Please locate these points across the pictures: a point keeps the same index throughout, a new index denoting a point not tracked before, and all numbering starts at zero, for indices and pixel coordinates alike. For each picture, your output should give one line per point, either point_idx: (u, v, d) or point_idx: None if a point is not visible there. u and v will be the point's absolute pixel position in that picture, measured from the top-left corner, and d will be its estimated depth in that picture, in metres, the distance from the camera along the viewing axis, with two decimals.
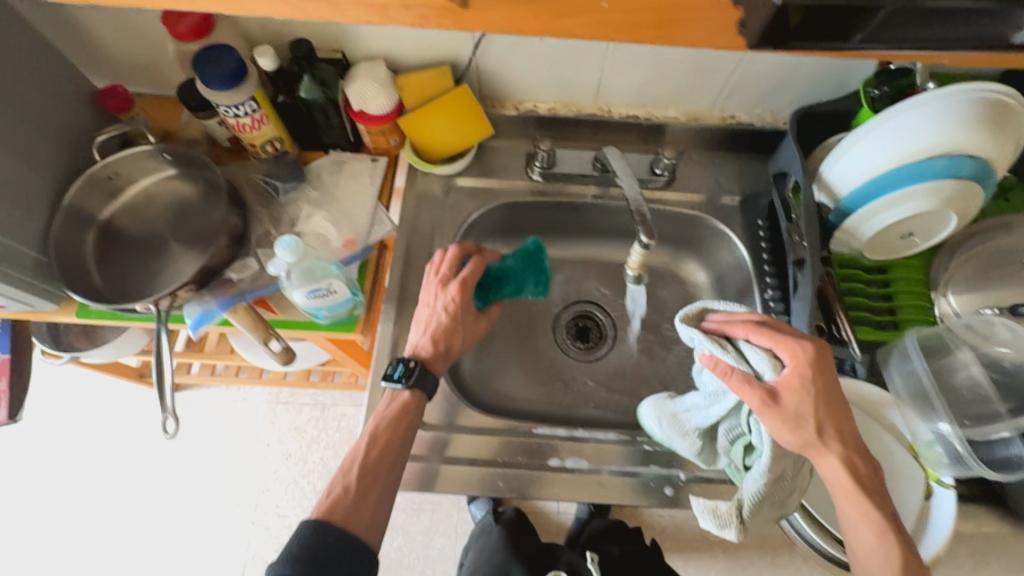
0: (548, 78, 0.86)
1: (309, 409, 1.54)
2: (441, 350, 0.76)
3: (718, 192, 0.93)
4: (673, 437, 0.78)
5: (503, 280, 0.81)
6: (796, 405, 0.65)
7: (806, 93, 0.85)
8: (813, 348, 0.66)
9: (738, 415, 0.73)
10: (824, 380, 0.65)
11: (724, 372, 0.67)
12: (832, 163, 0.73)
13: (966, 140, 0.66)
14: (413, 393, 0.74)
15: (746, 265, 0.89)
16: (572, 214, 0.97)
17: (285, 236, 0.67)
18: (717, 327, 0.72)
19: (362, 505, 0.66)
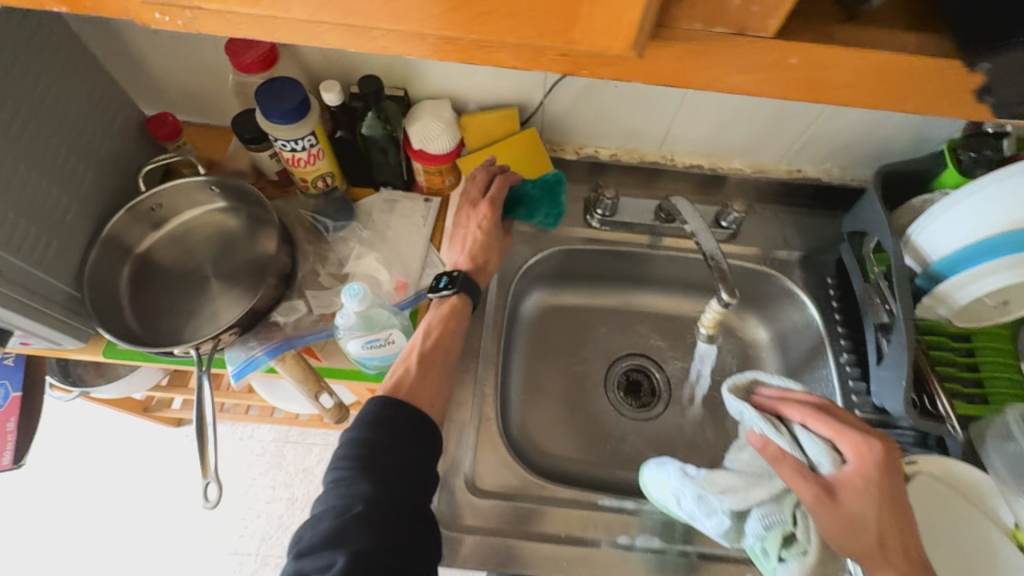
0: (615, 123, 0.83)
1: (319, 450, 1.45)
2: (479, 265, 0.76)
3: (781, 246, 0.89)
4: (697, 513, 0.63)
5: (517, 203, 0.81)
6: (856, 509, 0.57)
7: (881, 151, 0.82)
8: (880, 448, 0.59)
9: (780, 502, 0.60)
10: (888, 488, 0.58)
11: (774, 457, 0.59)
12: (923, 226, 0.70)
13: None
14: (460, 297, 0.73)
15: (815, 325, 0.84)
16: (627, 261, 0.92)
17: (355, 284, 0.62)
18: (770, 404, 0.67)
19: (422, 386, 0.65)
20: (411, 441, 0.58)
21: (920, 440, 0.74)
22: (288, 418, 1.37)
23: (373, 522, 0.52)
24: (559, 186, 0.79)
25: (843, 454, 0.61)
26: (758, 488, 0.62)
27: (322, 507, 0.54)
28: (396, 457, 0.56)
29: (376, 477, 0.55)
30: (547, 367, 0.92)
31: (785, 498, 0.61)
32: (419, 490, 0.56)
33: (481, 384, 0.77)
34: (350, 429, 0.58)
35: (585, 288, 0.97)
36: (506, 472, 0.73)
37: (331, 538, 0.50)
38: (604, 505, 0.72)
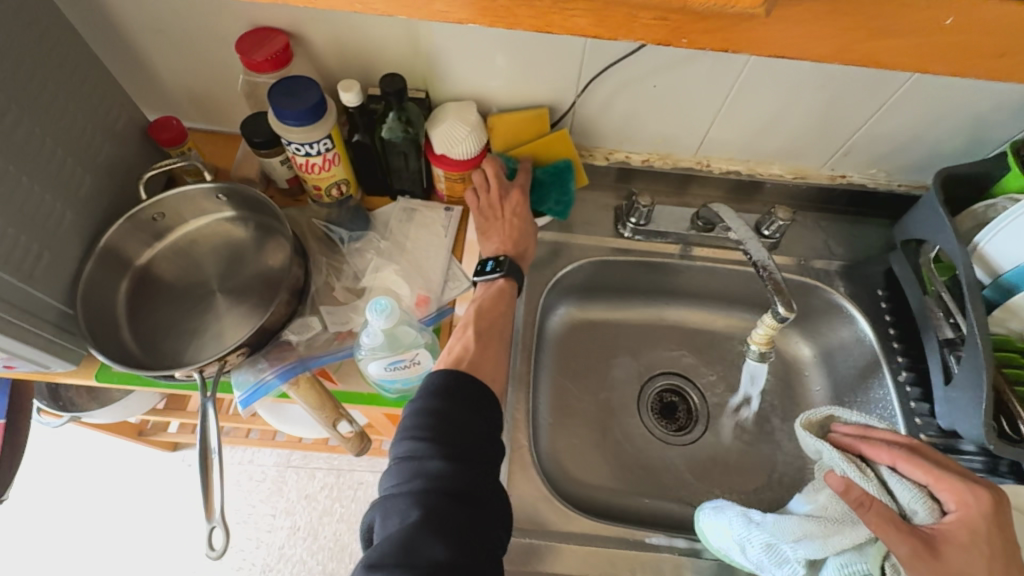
0: (650, 126, 0.78)
1: (323, 474, 1.37)
2: (519, 252, 0.74)
3: (824, 256, 0.84)
4: (766, 562, 0.60)
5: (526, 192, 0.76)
6: (960, 565, 0.52)
7: (931, 154, 0.77)
8: (987, 499, 0.55)
9: (864, 553, 0.56)
10: (995, 543, 0.54)
11: (860, 503, 0.54)
12: (992, 233, 0.65)
13: None
14: (507, 282, 0.70)
15: (868, 342, 0.78)
16: (658, 273, 0.87)
17: (382, 296, 0.56)
18: (851, 442, 0.64)
19: (483, 362, 0.62)
20: (477, 420, 0.53)
21: (994, 467, 0.68)
22: (291, 441, 1.29)
23: (447, 515, 0.47)
24: (569, 173, 0.76)
25: (943, 504, 0.57)
26: (839, 536, 0.57)
27: (391, 497, 0.49)
28: (466, 437, 0.51)
29: (447, 460, 0.49)
30: (576, 388, 0.86)
31: (871, 549, 0.56)
32: (489, 471, 0.52)
33: (512, 408, 0.70)
34: (412, 404, 0.53)
35: (614, 302, 0.91)
36: (542, 507, 0.66)
37: (409, 535, 0.45)
38: (652, 544, 0.65)
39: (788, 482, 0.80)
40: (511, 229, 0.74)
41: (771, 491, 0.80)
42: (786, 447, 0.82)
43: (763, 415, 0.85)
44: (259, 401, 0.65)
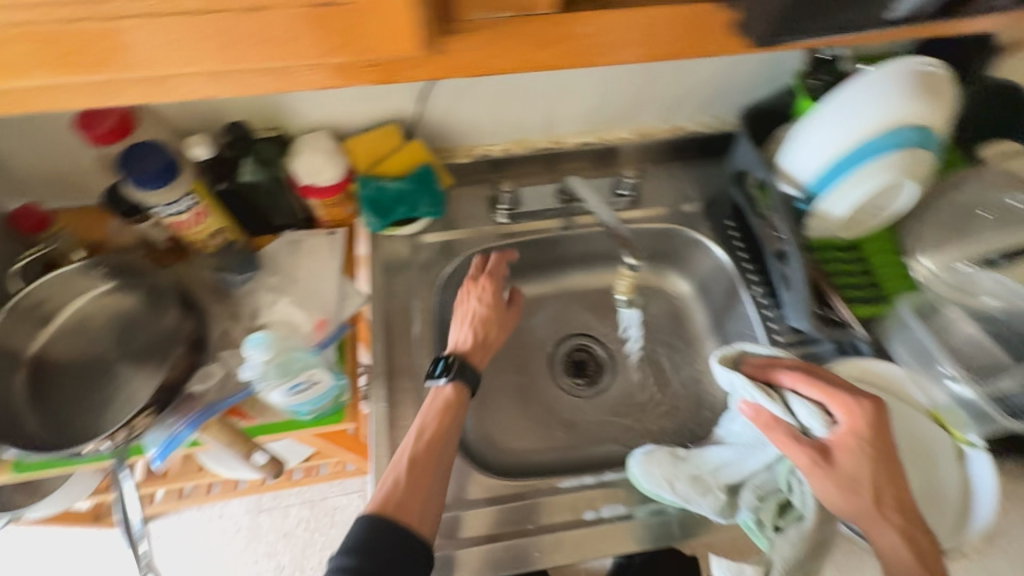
0: (497, 118, 0.85)
1: (297, 509, 1.40)
2: (479, 342, 0.77)
3: (683, 201, 0.93)
4: (692, 494, 0.68)
5: (396, 203, 0.79)
6: (849, 467, 0.62)
7: (744, 93, 0.87)
8: (870, 408, 0.64)
9: (774, 471, 0.69)
10: (878, 446, 0.63)
11: (767, 424, 0.66)
12: (785, 161, 0.77)
13: (894, 116, 0.69)
14: (457, 387, 0.71)
15: (727, 268, 0.89)
16: (544, 249, 0.94)
17: (255, 332, 0.63)
18: (760, 370, 0.70)
19: (413, 493, 0.63)
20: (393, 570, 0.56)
21: (838, 347, 0.80)
22: (254, 486, 1.30)
23: None
24: (430, 176, 0.81)
25: (835, 416, 0.65)
26: (753, 458, 0.70)
27: None
28: None
29: None
30: (493, 368, 0.93)
31: (778, 467, 0.69)
32: None
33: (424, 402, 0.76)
34: (335, 555, 0.57)
35: (513, 283, 0.98)
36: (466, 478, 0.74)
37: None
38: (565, 487, 0.73)
39: (691, 405, 0.91)
40: (477, 318, 0.79)
41: (678, 417, 0.90)
42: (685, 375, 0.93)
43: (660, 351, 0.95)
44: (176, 453, 0.69)
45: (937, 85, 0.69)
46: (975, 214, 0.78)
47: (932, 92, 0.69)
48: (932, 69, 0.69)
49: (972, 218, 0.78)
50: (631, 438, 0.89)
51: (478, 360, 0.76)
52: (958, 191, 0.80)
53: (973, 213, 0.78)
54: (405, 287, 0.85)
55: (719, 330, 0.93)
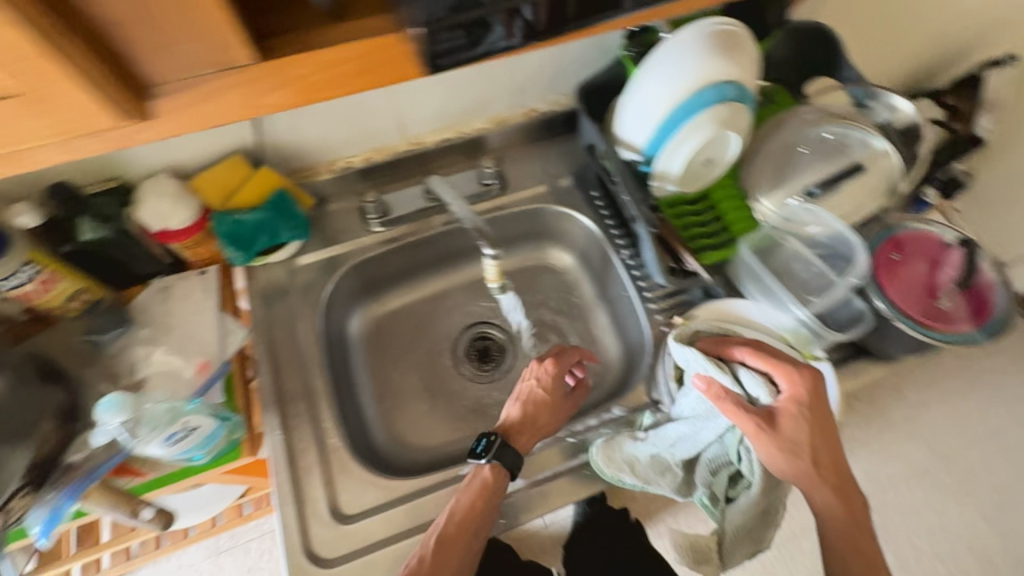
0: (346, 130, 0.85)
1: (257, 543, 1.39)
2: (527, 423, 0.79)
3: (549, 179, 0.97)
4: (652, 475, 0.73)
5: (257, 233, 0.79)
6: (790, 431, 0.70)
7: (583, 69, 0.90)
8: (810, 377, 0.71)
9: (725, 442, 0.74)
10: (816, 412, 0.71)
11: (718, 395, 0.70)
12: (618, 139, 0.83)
13: (690, 79, 0.74)
14: (494, 470, 0.71)
15: (597, 236, 0.94)
16: (427, 248, 0.96)
17: (104, 396, 0.64)
18: (713, 348, 0.75)
19: (440, 565, 0.66)
20: None
21: (706, 292, 0.87)
22: (204, 531, 1.29)
23: None
24: (286, 201, 0.81)
25: (778, 385, 0.72)
26: (706, 430, 0.74)
27: None
28: None
29: None
30: (398, 372, 0.96)
31: (728, 436, 0.74)
32: None
33: (320, 422, 0.77)
34: None
35: (406, 286, 0.99)
36: (369, 490, 0.73)
37: None
38: (465, 474, 0.75)
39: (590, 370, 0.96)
40: (538, 401, 0.81)
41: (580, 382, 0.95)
42: (582, 342, 0.98)
43: (557, 326, 0.99)
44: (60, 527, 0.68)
45: (721, 41, 0.74)
46: (798, 151, 0.86)
47: (718, 48, 0.74)
48: (711, 28, 0.74)
49: (797, 155, 0.86)
50: None
51: (526, 443, 0.78)
52: (783, 131, 0.87)
53: (796, 150, 0.86)
54: (286, 312, 0.85)
55: (605, 295, 0.98)
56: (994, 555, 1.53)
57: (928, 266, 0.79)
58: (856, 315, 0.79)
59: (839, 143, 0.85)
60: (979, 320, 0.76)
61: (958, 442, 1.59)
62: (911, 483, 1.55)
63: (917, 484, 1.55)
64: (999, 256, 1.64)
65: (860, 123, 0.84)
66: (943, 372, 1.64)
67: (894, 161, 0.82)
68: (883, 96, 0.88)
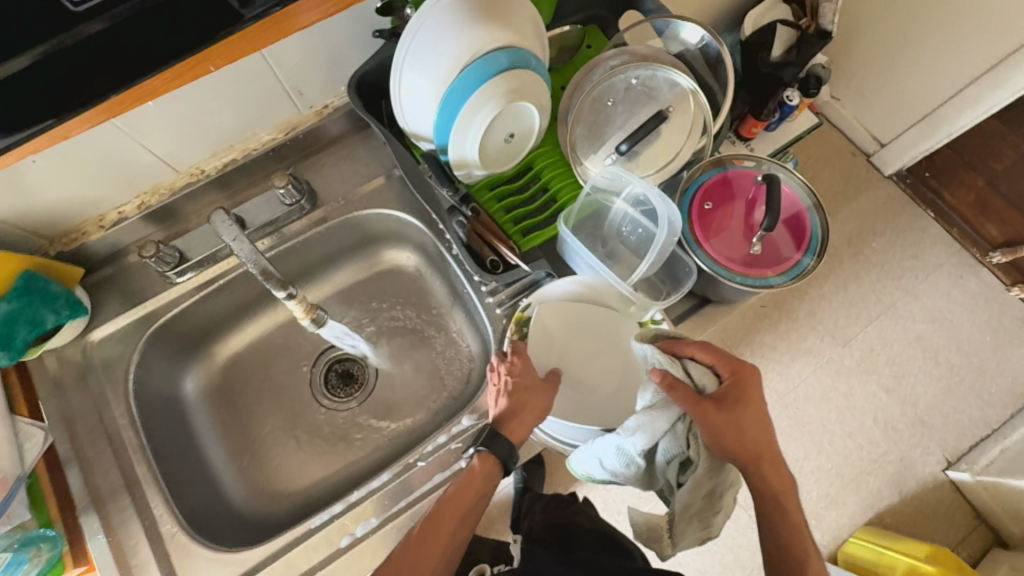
0: (97, 179, 0.74)
1: None
2: (517, 414, 0.68)
3: (362, 181, 0.88)
4: (616, 466, 0.68)
5: (11, 327, 0.68)
6: (734, 416, 0.67)
7: (362, 53, 0.79)
8: (748, 366, 0.70)
9: (676, 432, 0.66)
10: (758, 401, 0.69)
11: (671, 386, 0.65)
12: (409, 132, 0.74)
13: (451, 59, 0.66)
14: (487, 461, 0.67)
15: (426, 233, 0.88)
16: (250, 284, 0.86)
17: None
18: (666, 346, 0.70)
19: (420, 562, 0.62)
20: None
21: (549, 274, 0.79)
22: None
23: None
24: (37, 282, 0.70)
25: (720, 375, 0.70)
26: (662, 419, 0.65)
27: None
28: None
29: None
30: (254, 419, 0.87)
31: (679, 426, 0.66)
32: None
33: (150, 511, 0.71)
34: None
35: (241, 326, 0.90)
36: (217, 568, 0.69)
37: None
38: (316, 526, 0.71)
39: (456, 369, 0.90)
40: (517, 389, 0.69)
41: (448, 388, 0.89)
42: (442, 341, 0.92)
43: (414, 327, 0.93)
44: None
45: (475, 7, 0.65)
46: (607, 103, 0.80)
47: (474, 16, 0.65)
48: None
49: (607, 107, 0.80)
50: (409, 424, 0.88)
51: (519, 433, 0.68)
52: (587, 83, 0.80)
53: (604, 102, 0.80)
54: (89, 397, 0.77)
55: (453, 291, 0.91)
56: (898, 423, 1.32)
57: (744, 207, 0.78)
58: (688, 270, 0.76)
59: (645, 87, 0.79)
60: (801, 245, 0.77)
61: (854, 327, 1.37)
62: (815, 372, 1.35)
63: (822, 372, 1.35)
64: (879, 139, 1.44)
65: (662, 62, 0.78)
66: (835, 259, 1.41)
67: (702, 98, 0.78)
68: (673, 27, 0.81)
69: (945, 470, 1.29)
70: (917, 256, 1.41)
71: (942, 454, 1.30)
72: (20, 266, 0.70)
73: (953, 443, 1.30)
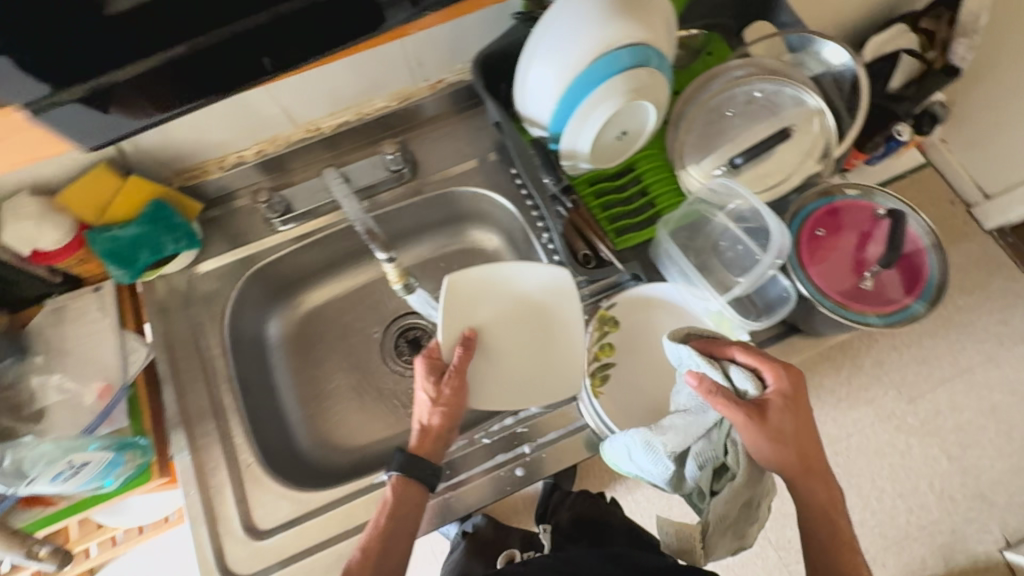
0: (228, 125, 0.78)
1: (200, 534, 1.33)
2: (424, 432, 0.71)
3: (466, 159, 0.90)
4: (645, 463, 0.67)
5: (137, 250, 0.75)
6: (778, 422, 0.63)
7: (487, 34, 0.80)
8: (796, 372, 0.65)
9: (712, 439, 0.66)
10: (801, 406, 0.65)
11: (709, 391, 0.63)
12: (524, 112, 0.74)
13: (590, 47, 0.65)
14: (398, 482, 0.68)
15: (517, 217, 0.88)
16: (342, 242, 0.90)
17: None
18: (706, 346, 0.68)
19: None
20: None
21: (635, 276, 0.79)
22: (134, 536, 1.17)
23: None
24: (165, 212, 0.76)
25: (765, 380, 0.66)
26: (697, 425, 0.66)
27: None
28: None
29: None
30: (323, 371, 0.91)
31: (715, 433, 0.67)
32: None
33: (228, 439, 0.76)
34: None
35: (323, 282, 0.94)
36: (284, 504, 0.73)
37: None
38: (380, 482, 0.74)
39: None
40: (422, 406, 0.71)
41: None
42: None
43: None
44: None
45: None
46: (725, 113, 0.78)
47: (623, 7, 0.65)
48: None
49: (724, 118, 0.78)
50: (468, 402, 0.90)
51: (428, 450, 0.71)
52: (706, 91, 0.79)
53: (722, 112, 0.78)
54: (188, 325, 0.82)
55: None
56: (956, 492, 1.24)
57: (858, 239, 0.75)
58: (782, 295, 0.74)
59: (769, 101, 0.77)
60: (914, 290, 0.73)
61: (924, 385, 1.29)
62: (873, 424, 1.28)
63: (881, 426, 1.27)
64: (985, 191, 1.34)
65: (792, 78, 0.77)
66: None
67: (828, 121, 0.75)
68: (812, 45, 0.78)
69: (1002, 550, 1.21)
70: (1007, 320, 1.31)
71: (1001, 534, 1.21)
72: (154, 196, 0.77)
73: (1015, 525, 1.21)
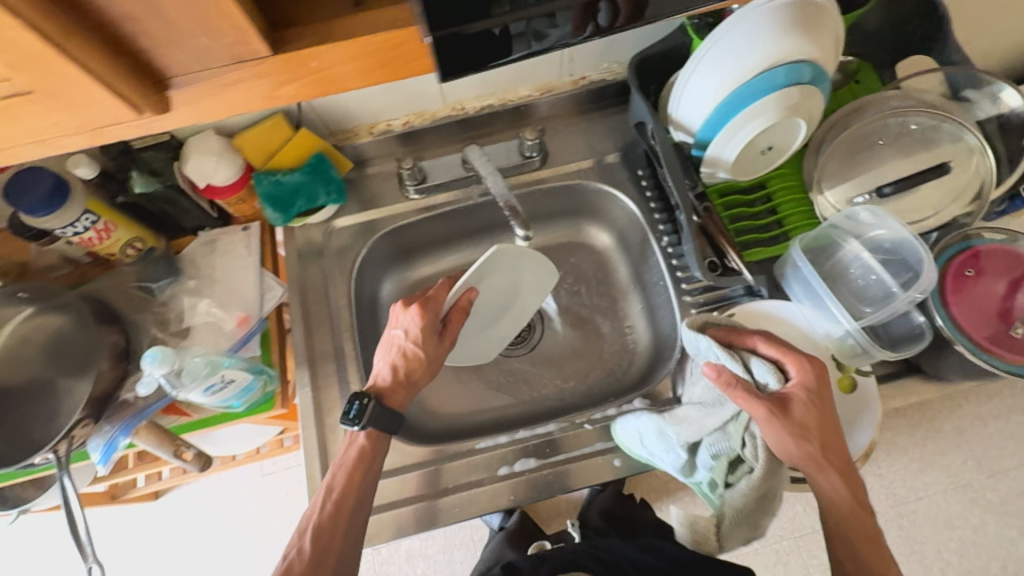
0: (390, 95, 0.85)
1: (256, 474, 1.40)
2: (400, 380, 0.74)
3: (594, 154, 0.92)
4: (657, 450, 0.69)
5: (294, 196, 0.82)
6: (801, 415, 0.61)
7: (642, 38, 0.83)
8: (821, 366, 0.64)
9: (727, 432, 0.65)
10: (826, 399, 0.63)
11: (727, 383, 0.63)
12: (675, 115, 0.76)
13: (765, 55, 0.66)
14: (368, 435, 0.71)
15: (637, 219, 0.90)
16: (464, 218, 0.94)
17: (149, 349, 0.68)
18: (725, 336, 0.69)
19: (338, 523, 0.66)
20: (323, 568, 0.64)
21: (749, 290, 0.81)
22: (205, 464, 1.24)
23: None
24: (324, 165, 0.84)
25: (788, 372, 0.65)
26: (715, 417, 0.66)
27: None
28: None
29: None
30: None
31: (731, 426, 0.65)
32: None
33: (344, 384, 0.81)
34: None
35: (435, 253, 0.98)
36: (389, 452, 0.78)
37: None
38: (482, 447, 0.79)
39: (621, 355, 0.92)
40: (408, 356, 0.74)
41: (607, 372, 0.91)
42: (616, 327, 0.94)
43: (591, 305, 0.96)
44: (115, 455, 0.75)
45: (813, 13, 0.65)
46: (874, 142, 0.77)
47: (808, 22, 0.65)
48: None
49: (872, 146, 0.77)
50: (558, 390, 0.91)
51: (398, 402, 0.73)
52: (858, 118, 0.78)
53: (872, 140, 0.77)
54: (319, 273, 0.88)
55: (639, 280, 0.94)
56: None
57: (1006, 286, 0.72)
58: (913, 330, 0.73)
59: (924, 135, 0.76)
60: None
61: (1010, 461, 1.19)
62: (947, 492, 1.20)
63: (954, 495, 1.19)
64: None
65: (955, 115, 0.75)
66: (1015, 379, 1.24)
67: (987, 160, 0.74)
68: (992, 86, 0.77)
69: None
70: None
71: None
72: (315, 151, 0.85)
73: None
